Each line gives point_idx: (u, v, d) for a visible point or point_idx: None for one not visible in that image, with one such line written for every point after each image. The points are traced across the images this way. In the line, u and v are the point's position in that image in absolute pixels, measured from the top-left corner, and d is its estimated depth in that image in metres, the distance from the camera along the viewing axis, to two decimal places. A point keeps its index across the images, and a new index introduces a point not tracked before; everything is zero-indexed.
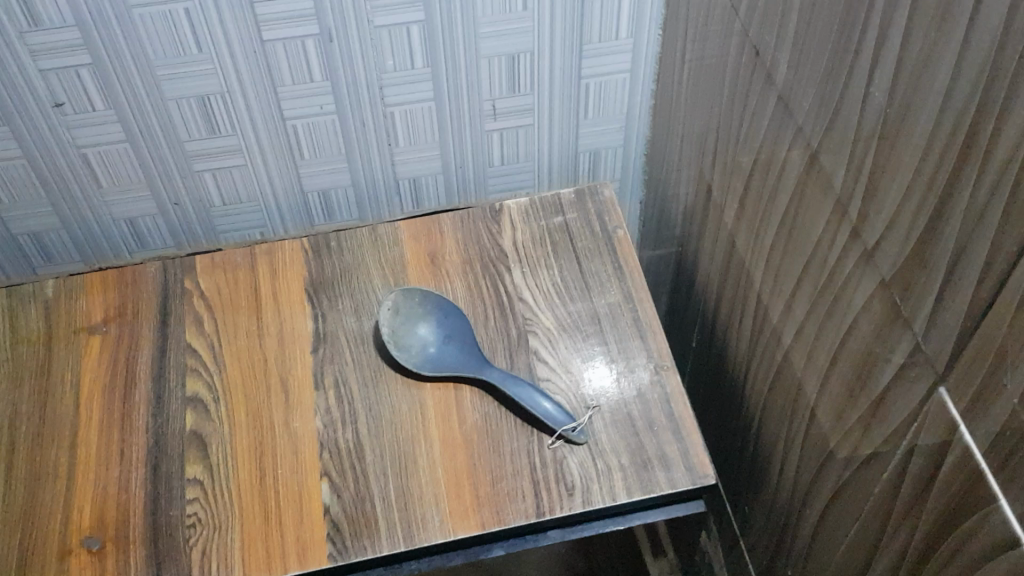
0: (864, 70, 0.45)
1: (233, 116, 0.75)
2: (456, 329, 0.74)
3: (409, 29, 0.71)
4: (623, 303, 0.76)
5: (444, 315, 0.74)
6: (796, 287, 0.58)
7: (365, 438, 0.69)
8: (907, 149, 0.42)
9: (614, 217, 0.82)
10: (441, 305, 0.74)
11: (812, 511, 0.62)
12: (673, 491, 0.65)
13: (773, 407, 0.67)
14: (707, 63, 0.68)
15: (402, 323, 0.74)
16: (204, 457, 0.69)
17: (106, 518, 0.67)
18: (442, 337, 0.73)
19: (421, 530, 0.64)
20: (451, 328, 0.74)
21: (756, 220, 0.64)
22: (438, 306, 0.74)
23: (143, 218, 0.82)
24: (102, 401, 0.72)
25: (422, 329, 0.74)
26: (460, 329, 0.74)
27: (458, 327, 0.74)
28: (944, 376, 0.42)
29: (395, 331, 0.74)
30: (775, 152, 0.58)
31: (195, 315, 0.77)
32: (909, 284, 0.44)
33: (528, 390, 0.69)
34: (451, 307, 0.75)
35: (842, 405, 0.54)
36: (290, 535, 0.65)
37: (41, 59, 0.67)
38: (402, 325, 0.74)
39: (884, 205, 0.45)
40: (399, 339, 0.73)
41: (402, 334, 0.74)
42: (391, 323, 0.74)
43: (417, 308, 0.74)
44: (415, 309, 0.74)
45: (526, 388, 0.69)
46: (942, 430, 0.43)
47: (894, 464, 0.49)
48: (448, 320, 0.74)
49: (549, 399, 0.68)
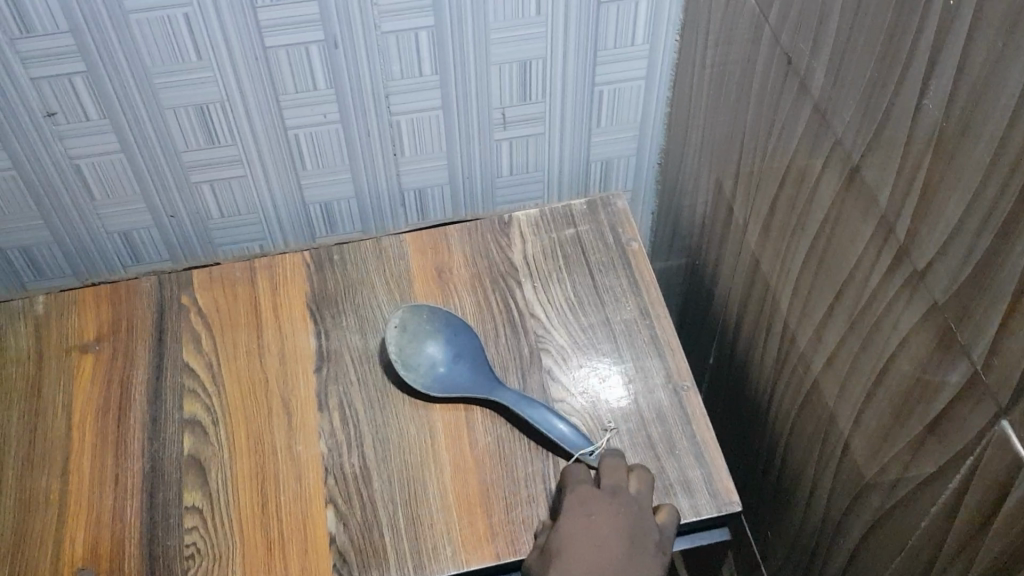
0: (915, 81, 0.42)
1: (233, 125, 0.71)
2: (467, 348, 0.70)
3: (417, 34, 0.68)
4: (639, 320, 0.73)
5: (454, 333, 0.71)
6: (829, 311, 0.56)
7: (372, 462, 0.66)
8: (968, 163, 0.39)
9: (628, 229, 0.79)
10: (449, 323, 0.71)
11: (845, 542, 0.59)
12: (696, 518, 0.63)
13: (801, 430, 0.64)
14: (730, 69, 0.65)
15: (409, 341, 0.70)
16: (204, 483, 0.66)
17: (100, 548, 0.64)
18: (451, 357, 0.70)
19: (433, 560, 0.61)
20: (461, 347, 0.70)
21: (784, 238, 0.61)
22: (443, 324, 0.71)
23: (138, 231, 0.79)
24: (96, 424, 0.69)
25: (428, 349, 0.70)
26: (471, 348, 0.70)
27: (467, 346, 0.70)
28: (1007, 409, 0.39)
29: (403, 350, 0.70)
30: (808, 165, 0.55)
31: (192, 332, 0.73)
32: (966, 308, 0.41)
33: (547, 420, 0.65)
34: (461, 324, 0.71)
35: (884, 435, 0.51)
36: (295, 566, 0.62)
37: (33, 68, 0.64)
38: (409, 343, 0.70)
39: (938, 224, 0.42)
40: (406, 357, 0.70)
41: (410, 351, 0.70)
42: (398, 341, 0.70)
43: (425, 324, 0.71)
44: (421, 326, 0.71)
45: (545, 416, 0.65)
46: (1004, 466, 0.40)
47: (943, 498, 0.46)
48: (455, 340, 0.70)
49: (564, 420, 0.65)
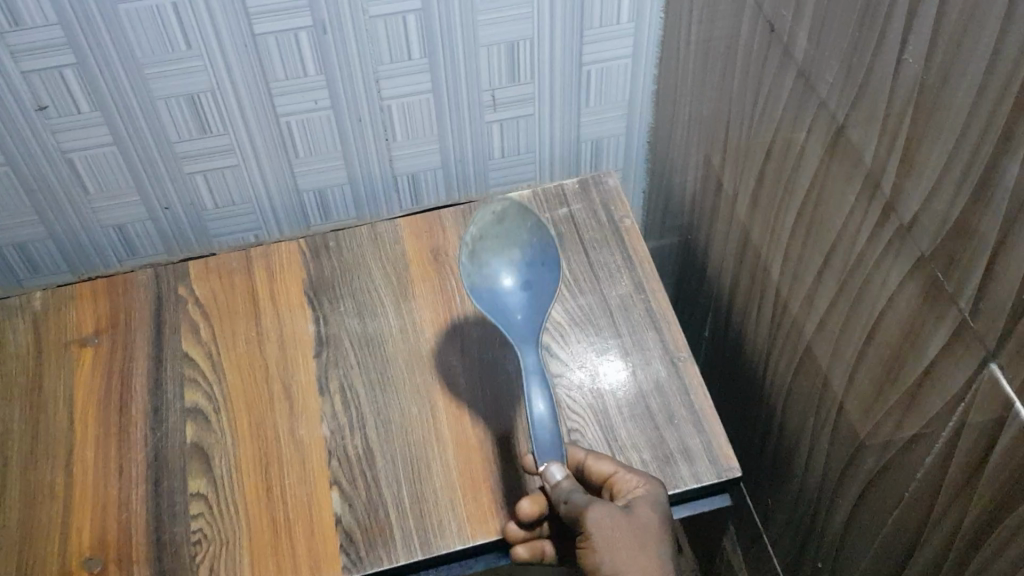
0: (895, 38, 0.43)
1: (224, 114, 0.72)
2: (537, 282, 0.63)
3: (404, 18, 0.68)
4: (634, 295, 0.74)
5: (532, 260, 0.63)
6: (820, 275, 0.56)
7: (374, 443, 0.67)
8: (949, 113, 0.40)
9: (620, 207, 0.80)
10: (545, 248, 0.64)
11: (844, 503, 0.60)
12: (698, 485, 0.63)
13: (797, 395, 0.64)
14: (715, 42, 0.66)
15: (495, 237, 0.63)
16: (207, 470, 0.66)
17: (107, 538, 0.64)
18: (521, 279, 0.62)
19: (438, 536, 0.62)
20: (532, 276, 0.63)
21: (772, 206, 0.62)
22: (537, 246, 0.64)
23: (132, 223, 0.79)
24: (98, 416, 0.69)
25: (506, 267, 0.63)
26: (541, 284, 0.63)
27: (542, 278, 0.63)
28: (996, 352, 0.40)
29: (485, 241, 0.63)
30: (794, 133, 0.56)
31: (190, 322, 0.74)
32: (953, 257, 0.42)
33: (547, 425, 0.56)
34: (544, 260, 0.64)
35: (877, 392, 0.52)
36: (301, 548, 0.62)
37: (23, 61, 0.64)
38: (493, 237, 0.63)
39: (922, 177, 0.43)
40: (486, 244, 0.63)
41: (490, 244, 0.63)
42: (484, 229, 0.63)
43: (517, 231, 0.64)
44: (518, 231, 0.64)
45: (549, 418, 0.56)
46: (996, 411, 0.41)
47: (937, 449, 0.47)
48: (534, 268, 0.63)
49: (545, 398, 0.57)
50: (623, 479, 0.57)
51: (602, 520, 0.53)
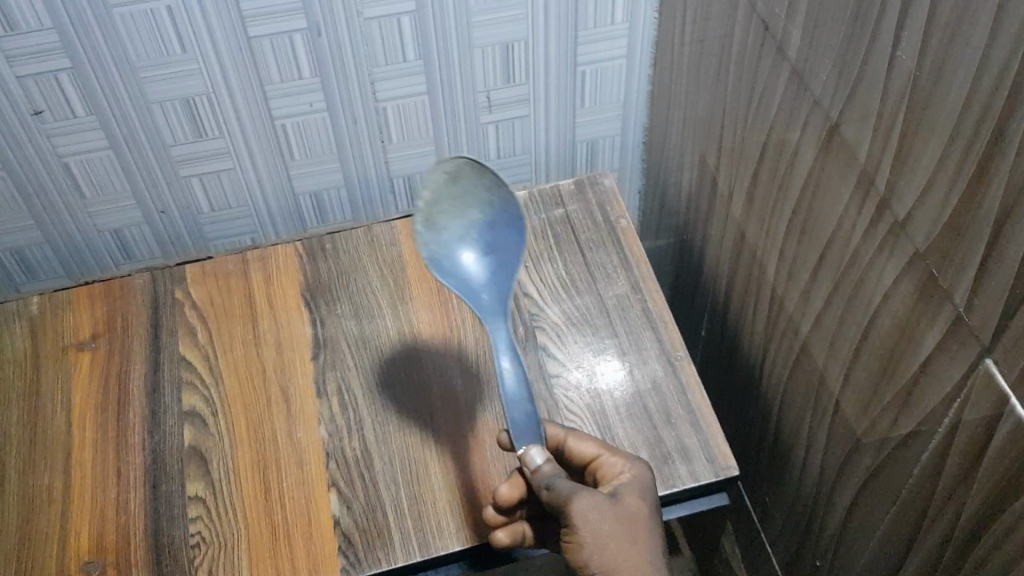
0: (888, 35, 0.43)
1: (220, 117, 0.72)
2: (499, 245, 0.59)
3: (399, 20, 0.69)
4: (631, 295, 0.74)
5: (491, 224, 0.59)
6: (815, 273, 0.56)
7: (372, 445, 0.67)
8: (943, 110, 0.40)
9: (616, 207, 0.80)
10: (504, 210, 0.60)
11: (841, 500, 0.60)
12: (695, 484, 0.63)
13: (794, 394, 0.64)
14: (709, 42, 0.66)
15: (447, 201, 0.59)
16: (205, 473, 0.66)
17: (106, 542, 0.64)
18: (480, 246, 0.59)
19: (437, 537, 0.62)
20: (493, 240, 0.59)
21: (768, 205, 0.62)
22: (500, 206, 0.60)
23: (129, 227, 0.79)
24: (96, 420, 0.69)
25: (466, 233, 0.59)
26: (504, 248, 0.59)
27: (504, 241, 0.59)
28: (991, 347, 0.40)
29: (437, 207, 0.59)
30: (789, 131, 0.56)
31: (187, 326, 0.74)
32: (947, 253, 0.42)
33: (522, 403, 0.54)
34: (506, 221, 0.60)
35: (873, 389, 0.52)
36: (300, 550, 0.62)
37: (18, 66, 0.64)
38: (446, 201, 0.59)
39: (916, 174, 0.43)
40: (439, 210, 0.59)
41: (443, 210, 0.59)
42: (435, 195, 0.59)
43: (471, 193, 0.60)
44: (472, 192, 0.60)
45: (521, 396, 0.54)
46: (991, 405, 0.41)
47: (933, 445, 0.47)
48: (493, 232, 0.59)
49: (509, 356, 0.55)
50: (608, 464, 0.56)
51: (589, 513, 0.50)
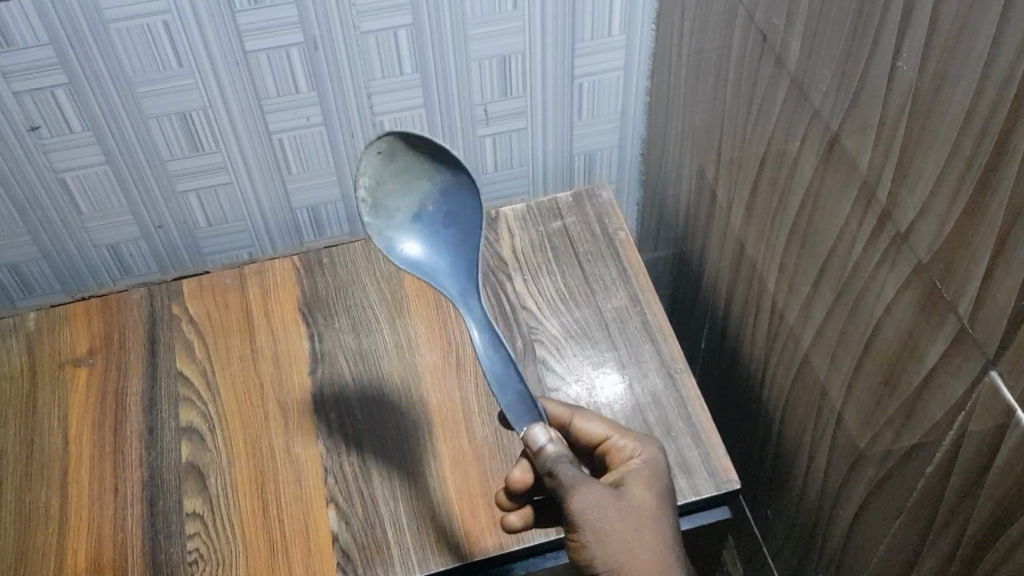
0: (888, 46, 0.43)
1: (217, 132, 0.72)
2: (457, 209, 0.55)
3: (397, 33, 0.69)
4: (630, 307, 0.74)
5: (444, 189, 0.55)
6: (816, 285, 0.56)
7: (371, 460, 0.66)
8: (944, 121, 0.40)
9: (615, 219, 0.80)
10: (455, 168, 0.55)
11: (844, 513, 0.60)
12: (697, 498, 0.63)
13: (795, 406, 0.64)
14: (707, 54, 0.66)
15: (391, 177, 0.54)
16: (203, 489, 0.66)
17: (103, 559, 0.63)
18: (439, 217, 0.55)
19: (437, 553, 0.61)
20: (450, 207, 0.55)
21: (767, 217, 0.62)
22: (449, 171, 0.55)
23: (126, 243, 0.79)
24: (93, 437, 0.69)
25: (421, 206, 0.55)
26: (463, 212, 0.55)
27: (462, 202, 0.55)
28: (996, 359, 0.40)
29: (382, 184, 0.54)
30: (788, 143, 0.56)
31: (185, 341, 0.73)
32: (949, 264, 0.42)
33: (512, 387, 0.52)
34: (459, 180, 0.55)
35: (875, 401, 0.52)
36: (299, 567, 0.61)
37: (15, 82, 0.64)
38: (391, 179, 0.54)
39: (918, 184, 0.43)
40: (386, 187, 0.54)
41: (391, 188, 0.54)
42: (377, 174, 0.54)
43: (413, 163, 0.54)
44: (413, 160, 0.54)
45: (509, 376, 0.52)
46: (996, 417, 0.41)
47: (938, 458, 0.47)
48: (449, 198, 0.55)
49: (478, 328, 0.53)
50: (618, 447, 0.56)
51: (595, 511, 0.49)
